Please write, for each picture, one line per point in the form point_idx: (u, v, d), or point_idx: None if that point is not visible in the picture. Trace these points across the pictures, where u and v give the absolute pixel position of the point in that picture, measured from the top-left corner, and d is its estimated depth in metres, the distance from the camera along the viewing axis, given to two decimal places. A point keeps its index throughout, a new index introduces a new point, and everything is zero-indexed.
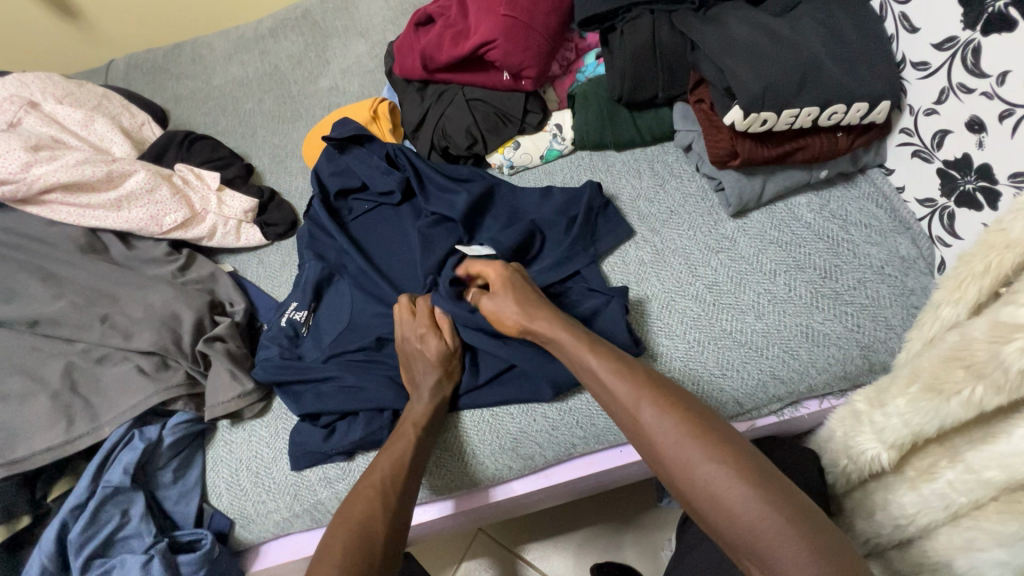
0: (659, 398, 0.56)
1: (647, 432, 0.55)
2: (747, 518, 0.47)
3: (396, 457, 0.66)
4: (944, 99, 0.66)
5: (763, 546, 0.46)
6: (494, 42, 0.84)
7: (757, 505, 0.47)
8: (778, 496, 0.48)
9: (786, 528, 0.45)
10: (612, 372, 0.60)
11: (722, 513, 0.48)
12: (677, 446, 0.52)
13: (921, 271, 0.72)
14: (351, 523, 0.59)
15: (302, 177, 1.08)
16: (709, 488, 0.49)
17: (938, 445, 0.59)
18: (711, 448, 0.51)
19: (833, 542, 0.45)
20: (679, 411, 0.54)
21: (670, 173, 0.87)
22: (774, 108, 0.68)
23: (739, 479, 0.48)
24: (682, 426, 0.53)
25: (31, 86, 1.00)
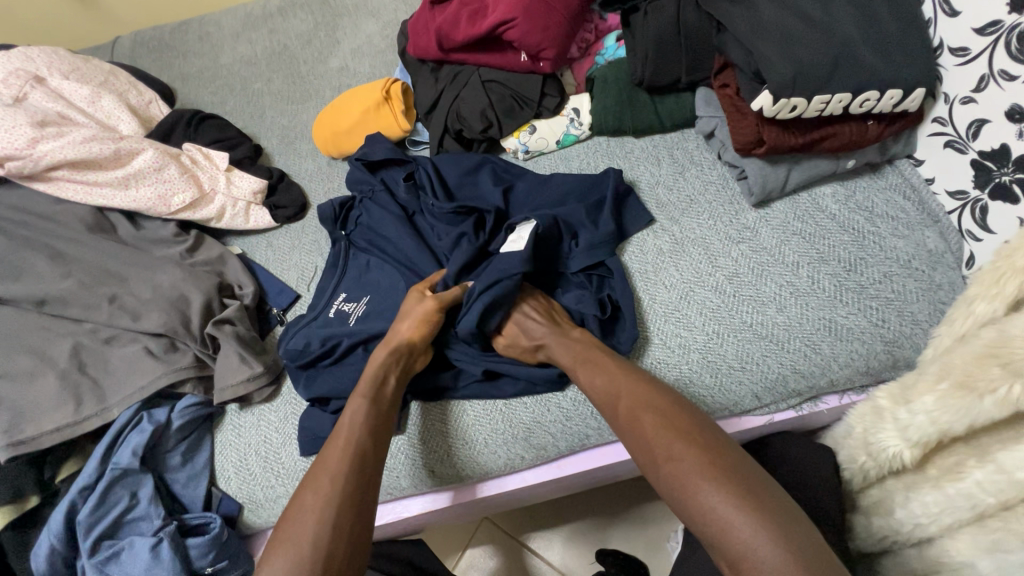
0: (637, 398, 0.60)
1: (625, 431, 0.59)
2: (707, 511, 0.49)
3: (346, 435, 0.64)
4: (984, 86, 0.63)
5: (720, 538, 0.48)
6: (513, 21, 0.81)
7: (718, 498, 0.49)
8: (738, 488, 0.49)
9: (740, 516, 0.47)
10: (596, 371, 0.65)
11: (686, 507, 0.51)
12: (648, 442, 0.56)
13: (949, 266, 0.70)
14: (309, 498, 0.58)
15: (311, 158, 1.05)
16: (675, 481, 0.52)
17: (965, 444, 0.57)
18: (680, 444, 0.54)
19: (795, 537, 0.46)
20: (654, 410, 0.58)
21: (690, 161, 0.85)
22: (804, 93, 0.65)
23: (703, 473, 0.51)
24: (653, 423, 0.56)
25: (37, 60, 0.98)
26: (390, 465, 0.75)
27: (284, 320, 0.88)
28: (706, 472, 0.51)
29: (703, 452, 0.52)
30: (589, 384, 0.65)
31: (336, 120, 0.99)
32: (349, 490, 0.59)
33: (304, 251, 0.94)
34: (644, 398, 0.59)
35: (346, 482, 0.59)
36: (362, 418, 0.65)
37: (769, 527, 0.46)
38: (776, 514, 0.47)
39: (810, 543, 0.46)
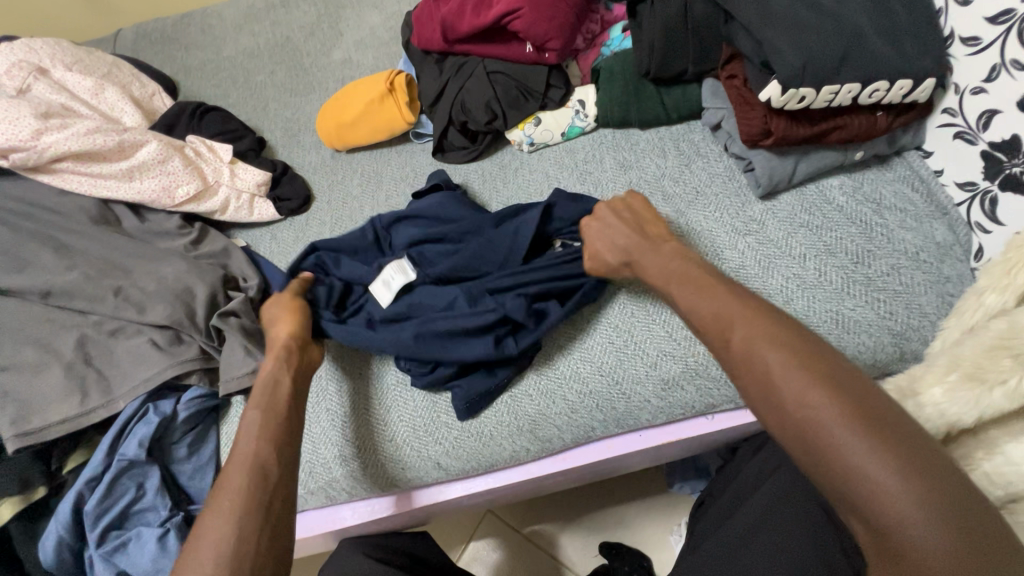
0: (759, 327, 0.50)
1: (739, 368, 0.49)
2: (854, 473, 0.40)
3: (253, 432, 0.59)
4: (995, 76, 0.63)
5: (870, 505, 0.39)
6: (519, 11, 0.81)
7: (872, 457, 0.39)
8: (889, 443, 0.40)
9: (894, 478, 0.39)
10: (712, 298, 0.55)
11: (822, 462, 0.42)
12: (774, 389, 0.46)
13: (957, 258, 0.70)
14: (222, 491, 0.54)
15: (315, 150, 1.05)
16: (810, 432, 0.43)
17: (973, 436, 0.57)
18: (818, 390, 0.44)
19: (954, 513, 0.37)
20: (785, 345, 0.48)
21: (696, 153, 0.84)
22: (814, 83, 0.65)
23: (848, 423, 0.41)
24: (781, 357, 0.46)
25: (40, 51, 0.97)
26: (327, 465, 0.75)
27: None
28: (849, 423, 0.41)
29: (850, 403, 0.42)
30: (702, 314, 0.55)
31: (340, 111, 0.98)
32: (263, 476, 0.55)
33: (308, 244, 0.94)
34: (767, 329, 0.49)
35: (260, 470, 0.56)
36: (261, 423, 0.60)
37: (930, 505, 0.37)
38: (936, 480, 0.39)
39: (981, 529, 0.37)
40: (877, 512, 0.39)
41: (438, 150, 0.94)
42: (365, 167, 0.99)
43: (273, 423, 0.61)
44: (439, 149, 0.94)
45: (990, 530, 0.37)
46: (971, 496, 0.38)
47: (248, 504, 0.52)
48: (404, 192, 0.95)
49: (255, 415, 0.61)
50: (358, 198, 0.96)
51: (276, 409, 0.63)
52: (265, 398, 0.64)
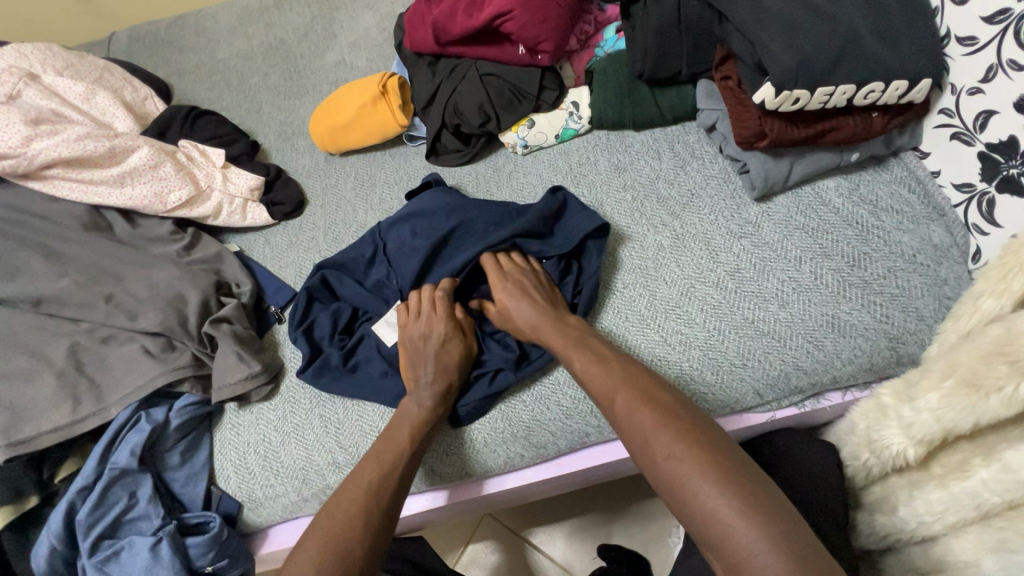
0: (635, 390, 0.57)
1: (618, 425, 0.57)
2: (707, 512, 0.47)
3: (387, 455, 0.64)
4: (991, 76, 0.62)
5: (722, 542, 0.46)
6: (510, 13, 0.80)
7: (718, 499, 0.47)
8: (737, 486, 0.47)
9: (739, 517, 0.45)
10: (591, 364, 0.63)
11: (684, 505, 0.49)
12: (646, 437, 0.53)
13: (955, 260, 0.69)
14: (348, 509, 0.58)
15: (309, 153, 1.04)
16: (671, 479, 0.50)
17: (971, 441, 0.56)
18: (677, 441, 0.51)
19: (794, 542, 0.44)
20: (649, 404, 0.56)
21: (691, 155, 0.84)
22: (808, 86, 0.64)
23: (700, 469, 0.49)
24: (652, 416, 0.54)
25: (30, 56, 0.97)
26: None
27: (282, 318, 0.87)
28: (700, 470, 0.49)
29: (705, 454, 0.50)
30: (586, 374, 0.63)
31: (333, 114, 0.97)
32: (387, 512, 0.60)
33: (302, 248, 0.93)
34: (644, 393, 0.57)
35: (386, 506, 0.60)
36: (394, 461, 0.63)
37: (768, 535, 0.44)
38: (777, 517, 0.45)
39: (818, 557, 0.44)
40: (731, 551, 0.45)
41: (431, 153, 0.94)
42: (359, 170, 0.99)
43: (408, 455, 0.65)
44: (432, 152, 0.94)
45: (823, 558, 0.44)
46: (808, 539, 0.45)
47: (371, 536, 0.57)
48: (397, 195, 0.94)
49: (404, 443, 0.65)
50: (351, 202, 0.95)
51: (411, 439, 0.66)
52: (419, 427, 0.67)
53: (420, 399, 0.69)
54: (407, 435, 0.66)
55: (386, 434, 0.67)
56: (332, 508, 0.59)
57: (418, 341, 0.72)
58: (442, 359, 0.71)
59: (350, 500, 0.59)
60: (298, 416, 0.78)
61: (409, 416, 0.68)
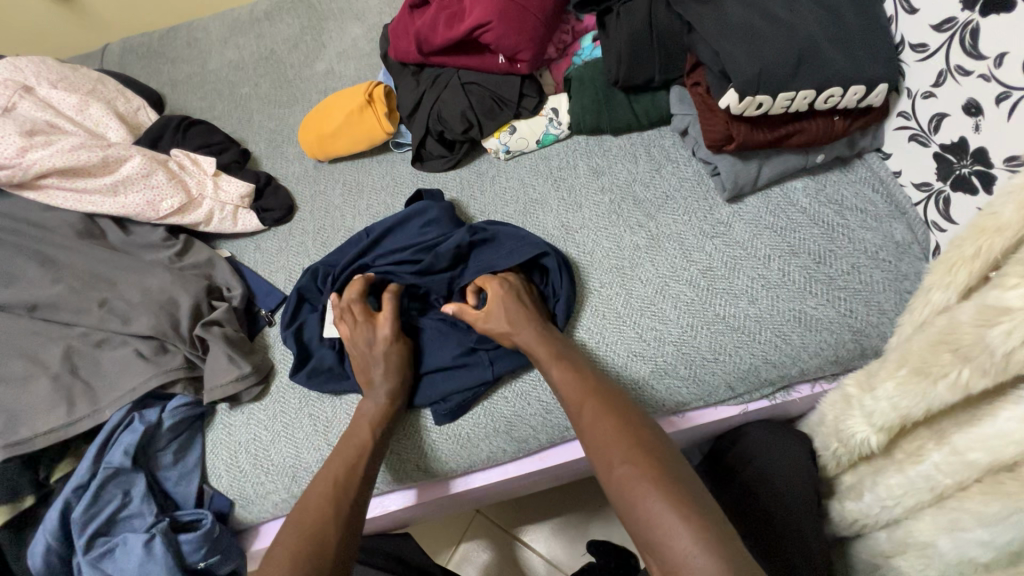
0: (600, 402, 0.61)
1: (583, 432, 0.60)
2: (648, 518, 0.49)
3: (350, 451, 0.69)
4: (942, 81, 0.65)
5: (661, 547, 0.47)
6: (489, 25, 0.83)
7: (659, 505, 0.49)
8: (679, 495, 0.49)
9: (676, 524, 0.47)
10: (563, 377, 0.65)
11: (631, 512, 0.51)
12: (603, 446, 0.56)
13: (915, 256, 0.72)
14: (318, 504, 0.63)
15: (298, 161, 1.07)
16: (622, 485, 0.52)
17: (927, 428, 0.59)
18: (630, 451, 0.54)
19: (727, 552, 0.45)
20: (612, 416, 0.59)
21: (666, 158, 0.87)
22: (769, 91, 0.67)
23: (649, 477, 0.51)
24: (610, 428, 0.57)
25: (26, 70, 1.00)
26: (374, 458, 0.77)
27: (272, 321, 0.90)
28: (646, 478, 0.51)
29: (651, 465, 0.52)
30: (560, 383, 0.65)
31: (322, 122, 1.00)
32: (357, 500, 0.65)
33: (291, 253, 0.96)
34: (607, 404, 0.60)
35: (355, 496, 0.65)
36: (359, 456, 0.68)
37: (702, 543, 0.45)
38: (715, 528, 0.47)
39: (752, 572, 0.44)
40: (667, 558, 0.46)
41: (416, 159, 0.97)
42: (347, 177, 1.02)
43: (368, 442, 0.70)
44: (418, 158, 0.97)
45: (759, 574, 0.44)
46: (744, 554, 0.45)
47: (345, 520, 0.62)
48: (384, 200, 0.97)
49: (365, 438, 0.70)
50: (339, 208, 0.98)
51: (372, 435, 0.70)
52: (378, 425, 0.71)
53: (376, 399, 0.73)
54: (367, 432, 0.70)
55: (348, 431, 0.71)
56: (305, 503, 0.63)
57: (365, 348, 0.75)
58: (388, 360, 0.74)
59: (319, 494, 0.64)
60: (287, 415, 0.81)
61: (368, 417, 0.72)
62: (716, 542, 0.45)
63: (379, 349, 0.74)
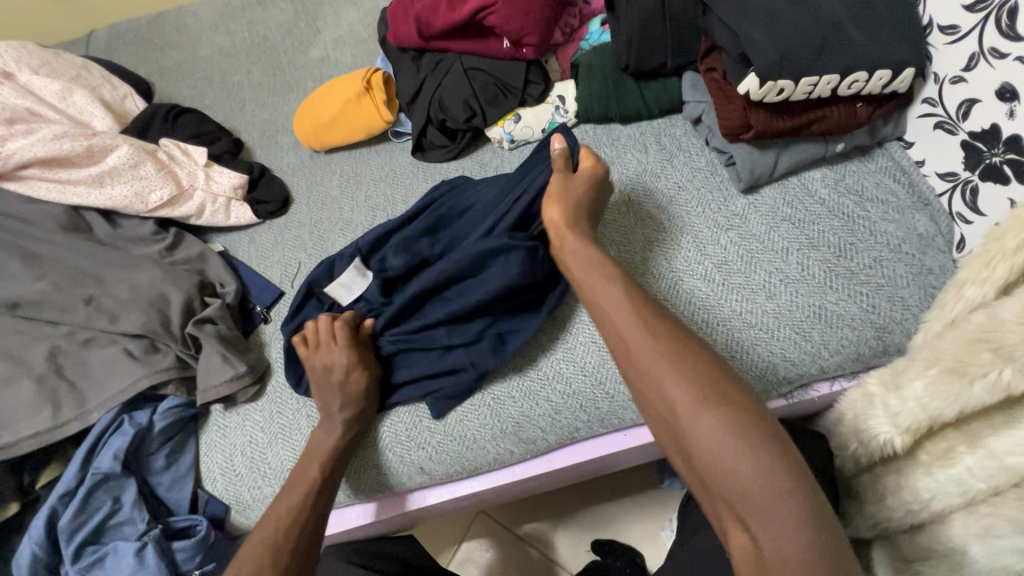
0: (667, 332, 0.51)
1: (653, 356, 0.49)
2: (751, 474, 0.42)
3: (295, 490, 0.65)
4: (974, 65, 0.62)
5: (763, 507, 0.41)
6: (494, 6, 0.79)
7: (766, 463, 0.42)
8: (776, 451, 0.43)
9: (776, 484, 0.41)
10: (628, 296, 0.55)
11: (716, 465, 0.43)
12: (681, 380, 0.47)
13: (939, 249, 0.69)
14: (255, 553, 0.60)
15: (293, 151, 1.03)
16: (716, 431, 0.44)
17: (956, 430, 0.56)
18: (727, 395, 0.46)
19: (823, 523, 0.40)
20: (695, 349, 0.49)
21: (678, 148, 0.83)
22: (792, 76, 0.64)
23: (750, 429, 0.44)
24: (687, 363, 0.48)
25: (5, 55, 0.95)
26: (374, 460, 0.74)
27: (268, 318, 0.86)
28: (742, 431, 0.44)
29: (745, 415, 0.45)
30: (622, 304, 0.54)
31: (317, 110, 0.96)
32: (299, 544, 0.62)
33: (287, 247, 0.92)
34: (676, 335, 0.50)
35: (295, 541, 0.62)
36: (302, 496, 0.65)
37: (809, 513, 0.40)
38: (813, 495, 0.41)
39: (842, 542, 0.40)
40: (760, 525, 0.41)
41: (417, 149, 0.93)
42: (344, 168, 0.98)
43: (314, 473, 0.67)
44: (418, 148, 0.93)
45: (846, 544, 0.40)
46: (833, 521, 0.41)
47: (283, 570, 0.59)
48: (384, 192, 0.93)
49: (311, 475, 0.67)
50: (337, 200, 0.94)
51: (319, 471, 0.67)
52: (328, 458, 0.68)
53: (330, 429, 0.70)
54: (315, 466, 0.67)
55: (295, 468, 0.68)
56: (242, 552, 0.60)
57: (328, 366, 0.72)
58: (348, 387, 0.71)
59: (260, 539, 0.61)
60: (285, 416, 0.77)
61: (318, 449, 0.69)
62: (819, 508, 0.41)
63: (340, 379, 0.71)
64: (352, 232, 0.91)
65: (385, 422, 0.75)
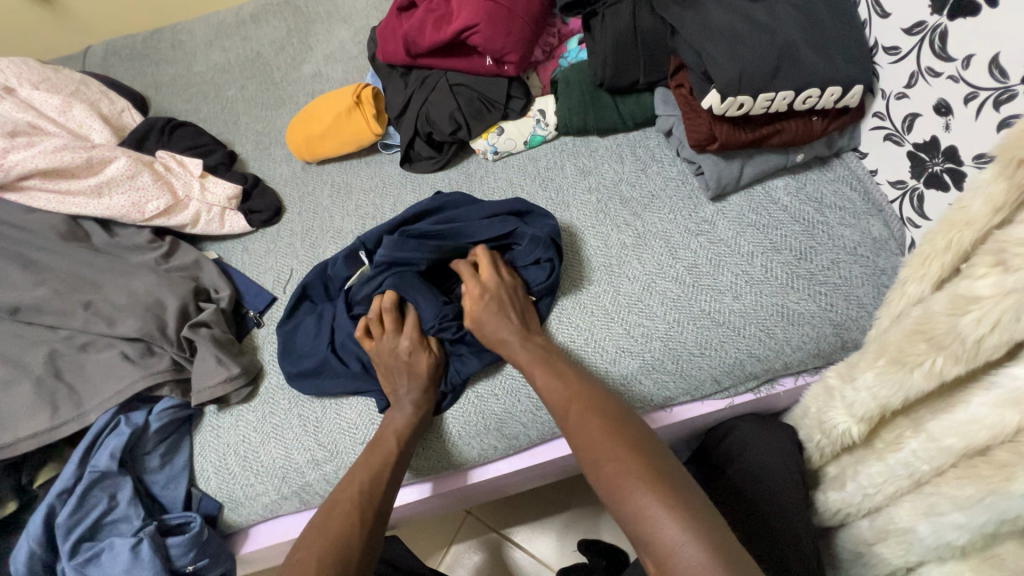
0: (583, 406, 0.63)
1: (572, 436, 0.61)
2: (635, 510, 0.51)
3: (377, 459, 0.68)
4: (914, 82, 0.68)
5: (652, 539, 0.49)
6: (476, 27, 0.84)
7: (645, 497, 0.50)
8: (663, 485, 0.51)
9: (663, 514, 0.49)
10: (552, 380, 0.67)
11: (619, 508, 0.52)
12: (588, 444, 0.59)
13: (892, 252, 0.74)
14: (345, 506, 0.63)
15: (286, 162, 1.07)
16: (610, 482, 0.54)
17: (905, 417, 0.61)
18: (615, 449, 0.56)
19: (709, 538, 0.46)
20: (600, 417, 0.61)
21: (651, 158, 0.89)
22: (750, 92, 0.69)
23: (634, 472, 0.53)
24: (597, 430, 0.59)
25: (6, 70, 0.99)
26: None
27: (261, 323, 0.89)
28: (635, 470, 0.53)
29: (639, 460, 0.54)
30: (545, 389, 0.67)
31: (310, 124, 1.00)
32: (381, 506, 0.64)
33: (279, 254, 0.95)
34: (590, 406, 0.62)
35: (381, 498, 0.65)
36: (385, 457, 0.68)
37: (689, 531, 0.47)
38: (702, 519, 0.48)
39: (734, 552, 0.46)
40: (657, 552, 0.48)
41: (405, 161, 0.97)
42: (336, 179, 1.02)
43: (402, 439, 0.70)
44: (406, 159, 0.97)
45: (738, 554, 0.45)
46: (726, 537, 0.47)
47: (373, 525, 0.62)
48: (373, 201, 0.97)
49: (390, 447, 0.69)
50: (328, 209, 0.98)
51: (400, 443, 0.70)
52: (403, 432, 0.71)
53: (403, 407, 0.72)
54: (392, 440, 0.70)
55: (374, 438, 0.71)
56: (328, 508, 0.63)
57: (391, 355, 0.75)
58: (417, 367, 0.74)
59: (344, 500, 0.63)
60: (277, 417, 0.80)
61: (395, 423, 0.72)
62: (704, 530, 0.47)
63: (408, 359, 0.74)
64: (342, 240, 0.94)
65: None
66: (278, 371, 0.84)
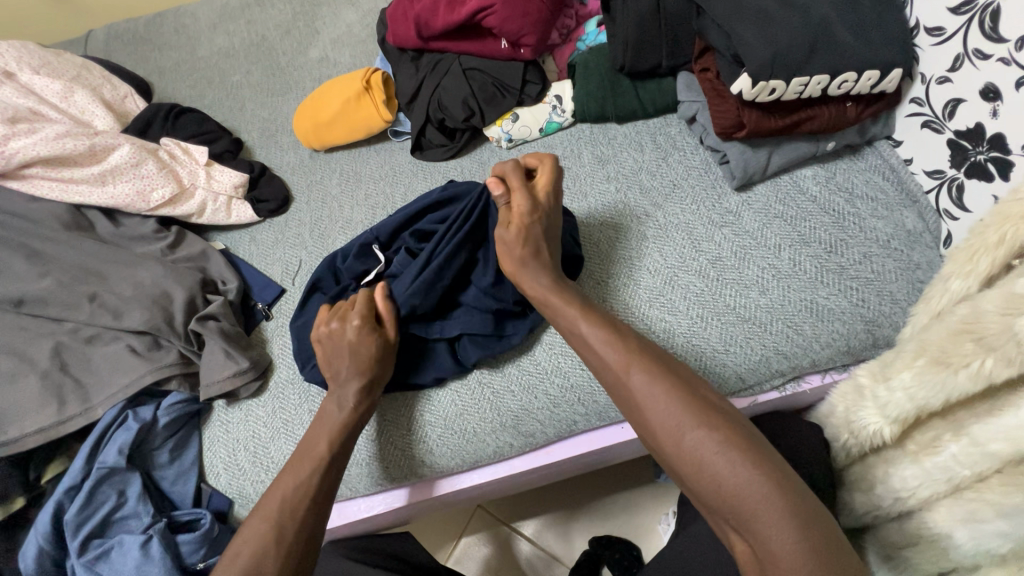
0: (649, 362, 0.55)
1: (636, 398, 0.53)
2: (732, 484, 0.46)
3: (302, 470, 0.64)
4: (959, 65, 0.64)
5: (751, 519, 0.44)
6: (492, 8, 0.81)
7: (748, 474, 0.45)
8: (761, 459, 0.46)
9: (770, 493, 0.44)
10: (604, 339, 0.59)
11: (709, 481, 0.47)
12: (663, 409, 0.51)
13: (927, 245, 0.71)
14: (259, 532, 0.59)
15: (293, 151, 1.04)
16: (697, 456, 0.48)
17: (942, 419, 0.58)
18: (701, 414, 0.50)
19: (812, 521, 0.43)
20: (670, 378, 0.53)
21: (672, 147, 0.85)
22: (783, 76, 0.66)
23: (728, 443, 0.47)
24: (671, 390, 0.52)
25: (6, 54, 0.96)
26: (377, 453, 0.75)
27: (269, 315, 0.87)
28: (729, 440, 0.48)
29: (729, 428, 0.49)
30: (598, 343, 0.59)
31: (317, 110, 0.97)
32: (301, 528, 0.61)
33: (287, 245, 0.93)
34: (658, 365, 0.55)
35: (300, 517, 0.61)
36: (308, 470, 0.64)
37: (795, 514, 0.43)
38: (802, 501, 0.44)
39: (831, 536, 0.43)
40: (757, 533, 0.44)
41: (416, 148, 0.94)
42: (344, 167, 0.99)
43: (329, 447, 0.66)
44: (417, 147, 0.94)
45: (837, 537, 0.43)
46: (824, 517, 0.44)
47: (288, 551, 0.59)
48: (383, 191, 0.94)
49: (320, 454, 0.65)
50: (336, 198, 0.95)
51: (328, 451, 0.66)
52: (336, 436, 0.67)
53: (342, 399, 0.69)
54: (323, 445, 0.66)
55: (304, 446, 0.67)
56: (246, 532, 0.60)
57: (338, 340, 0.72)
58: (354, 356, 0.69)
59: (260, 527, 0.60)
60: (288, 412, 0.78)
61: (327, 424, 0.68)
62: (809, 515, 0.44)
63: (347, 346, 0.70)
64: (351, 230, 0.92)
65: (407, 404, 0.76)
66: (287, 366, 0.82)
